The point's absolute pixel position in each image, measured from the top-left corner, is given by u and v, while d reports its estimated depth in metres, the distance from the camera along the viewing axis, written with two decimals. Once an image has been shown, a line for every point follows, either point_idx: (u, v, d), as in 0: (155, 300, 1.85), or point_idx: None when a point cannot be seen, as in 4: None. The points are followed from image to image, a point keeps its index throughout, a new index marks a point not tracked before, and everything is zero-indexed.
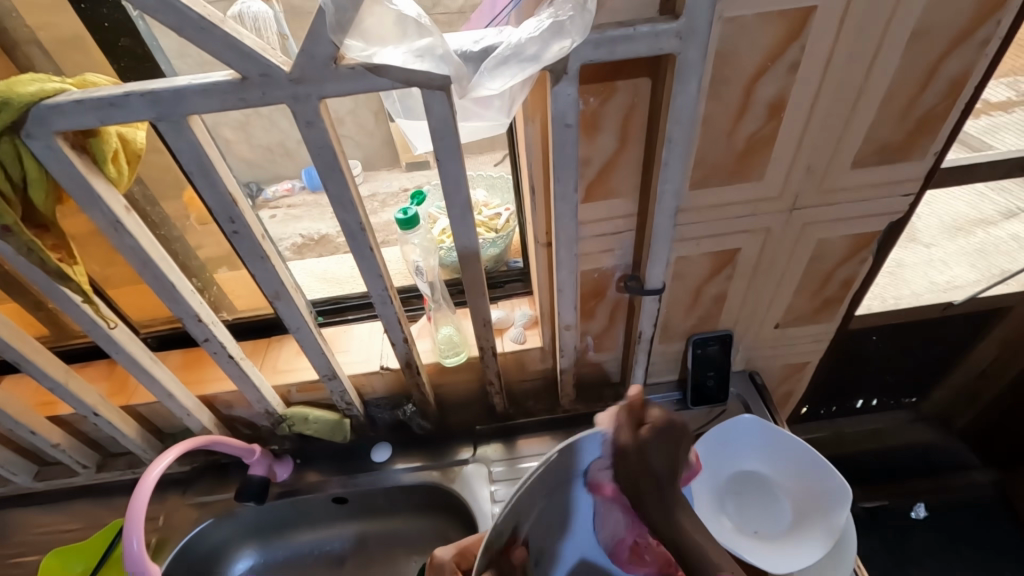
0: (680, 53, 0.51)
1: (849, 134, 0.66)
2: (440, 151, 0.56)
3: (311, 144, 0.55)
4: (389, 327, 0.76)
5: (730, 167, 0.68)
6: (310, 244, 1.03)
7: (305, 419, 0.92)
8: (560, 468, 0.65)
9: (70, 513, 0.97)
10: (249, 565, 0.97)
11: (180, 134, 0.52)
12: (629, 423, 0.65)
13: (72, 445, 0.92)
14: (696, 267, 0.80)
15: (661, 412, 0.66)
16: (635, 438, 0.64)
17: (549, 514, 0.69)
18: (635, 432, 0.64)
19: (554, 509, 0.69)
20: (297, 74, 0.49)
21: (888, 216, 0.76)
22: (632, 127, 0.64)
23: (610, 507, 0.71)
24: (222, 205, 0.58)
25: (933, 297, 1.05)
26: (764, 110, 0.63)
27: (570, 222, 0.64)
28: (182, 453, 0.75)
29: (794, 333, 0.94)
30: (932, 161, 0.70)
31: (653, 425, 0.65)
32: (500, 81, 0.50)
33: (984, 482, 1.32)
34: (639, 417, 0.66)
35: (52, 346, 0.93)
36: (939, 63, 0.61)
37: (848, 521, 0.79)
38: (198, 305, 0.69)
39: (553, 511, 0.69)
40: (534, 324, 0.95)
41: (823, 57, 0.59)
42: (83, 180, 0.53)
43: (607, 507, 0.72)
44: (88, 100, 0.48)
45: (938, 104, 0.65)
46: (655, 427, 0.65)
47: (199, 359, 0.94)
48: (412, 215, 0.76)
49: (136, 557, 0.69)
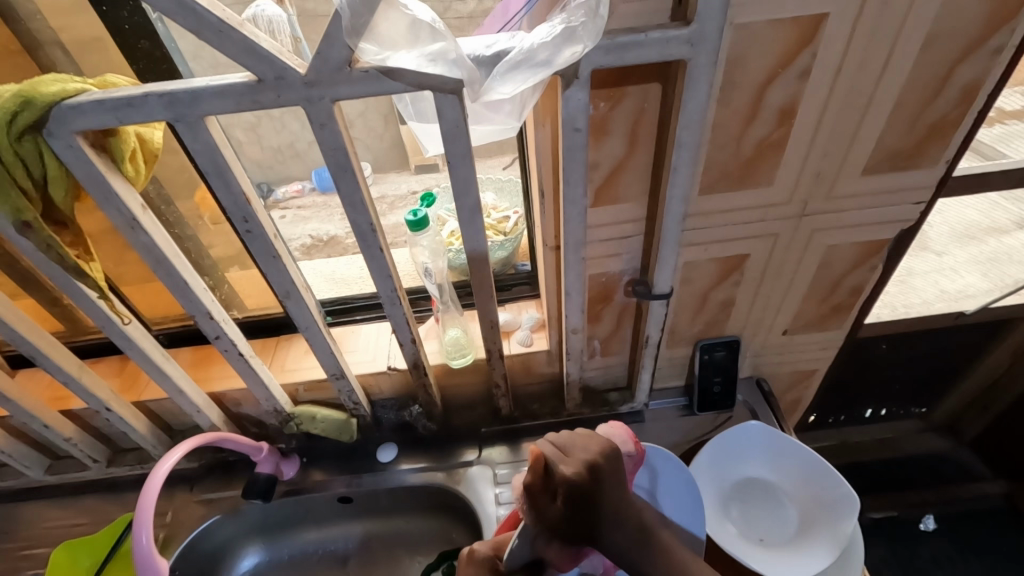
0: (690, 59, 0.51)
1: (859, 140, 0.66)
2: (450, 154, 0.57)
3: (324, 146, 0.55)
4: (397, 328, 0.77)
5: (739, 172, 0.68)
6: (319, 245, 1.04)
7: (313, 418, 0.93)
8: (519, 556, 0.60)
9: (80, 507, 0.98)
10: (254, 562, 0.98)
11: (196, 134, 0.53)
12: (536, 498, 0.57)
13: (83, 439, 0.93)
14: (704, 272, 0.80)
15: (571, 468, 0.58)
16: (552, 511, 0.57)
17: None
18: (554, 498, 0.57)
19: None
20: (311, 77, 0.50)
21: (898, 223, 0.75)
22: (642, 132, 0.64)
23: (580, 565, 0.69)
24: (235, 204, 0.59)
25: (944, 305, 1.05)
26: (774, 115, 0.63)
27: (578, 226, 0.64)
28: (190, 449, 0.76)
29: (802, 340, 0.94)
30: (943, 168, 0.70)
31: (566, 486, 0.56)
32: (511, 86, 0.50)
33: (998, 494, 1.30)
34: (550, 482, 0.57)
35: (66, 341, 0.94)
36: (952, 70, 0.61)
37: (854, 530, 0.78)
38: (210, 303, 0.70)
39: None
40: (541, 327, 0.95)
41: (834, 64, 0.59)
42: (102, 178, 0.54)
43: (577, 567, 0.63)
44: (108, 100, 0.49)
45: (950, 112, 0.64)
46: (568, 488, 0.56)
47: (209, 357, 0.95)
48: (421, 217, 0.76)
49: (145, 551, 0.70)
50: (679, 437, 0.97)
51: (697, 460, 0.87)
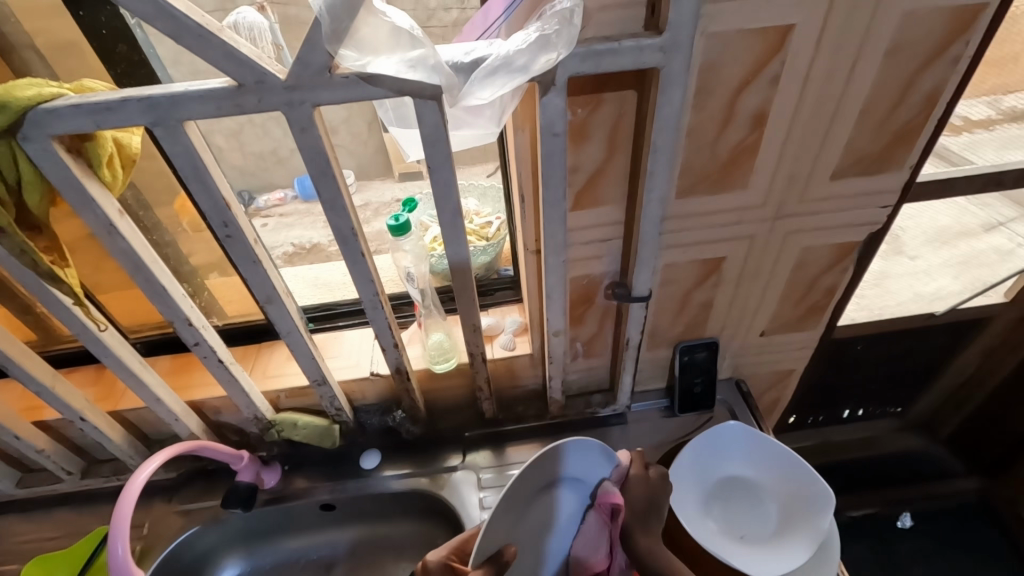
0: (664, 66, 0.53)
1: (829, 146, 0.68)
2: (431, 159, 0.57)
3: (304, 151, 0.56)
4: (380, 332, 0.77)
5: (715, 176, 0.70)
6: (302, 253, 1.04)
7: (294, 425, 0.92)
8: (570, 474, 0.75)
9: (52, 521, 0.95)
10: (234, 574, 0.96)
11: (175, 139, 0.53)
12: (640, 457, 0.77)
13: (57, 451, 0.91)
14: (682, 275, 0.82)
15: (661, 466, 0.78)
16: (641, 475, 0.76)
17: (535, 508, 0.73)
18: (644, 469, 0.76)
19: (540, 508, 0.74)
20: (292, 82, 0.50)
21: (868, 226, 0.78)
22: (619, 137, 0.65)
23: (598, 524, 0.76)
24: (215, 209, 0.59)
25: (917, 307, 1.08)
26: (748, 121, 0.65)
27: (559, 229, 0.65)
28: (168, 458, 0.75)
29: (779, 341, 0.96)
30: (908, 172, 0.73)
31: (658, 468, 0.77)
32: (490, 91, 0.51)
33: (969, 489, 1.35)
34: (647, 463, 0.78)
35: (39, 350, 0.92)
36: (914, 78, 0.63)
37: (831, 525, 0.80)
38: (189, 309, 0.70)
39: (537, 512, 0.74)
40: (523, 330, 0.96)
41: (802, 71, 0.61)
42: (78, 183, 0.54)
43: (598, 532, 0.76)
44: (86, 104, 0.49)
45: (912, 119, 0.67)
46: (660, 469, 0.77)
47: (188, 364, 0.94)
48: (403, 221, 0.77)
49: (121, 563, 0.68)
50: (662, 439, 0.97)
51: (681, 462, 0.88)
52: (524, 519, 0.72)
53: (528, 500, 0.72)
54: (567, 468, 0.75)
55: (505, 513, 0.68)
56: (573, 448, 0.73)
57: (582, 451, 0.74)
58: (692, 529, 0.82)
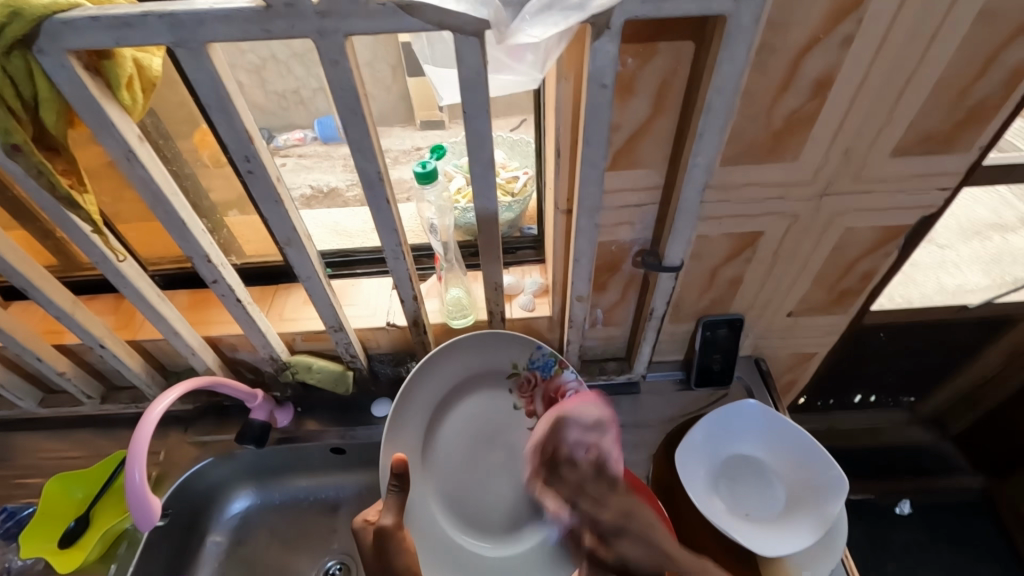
0: (732, 16, 0.48)
1: (894, 121, 0.63)
2: (467, 104, 0.54)
3: (334, 85, 0.52)
4: (400, 283, 0.75)
5: (763, 145, 0.66)
6: (319, 196, 0.98)
7: (309, 368, 0.92)
8: (470, 421, 0.86)
9: (77, 441, 0.99)
10: (245, 505, 0.99)
11: (198, 63, 0.50)
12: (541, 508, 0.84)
13: (78, 375, 0.92)
14: (714, 248, 0.78)
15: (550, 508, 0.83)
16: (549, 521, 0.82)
17: (452, 453, 0.85)
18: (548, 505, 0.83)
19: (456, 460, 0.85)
20: (324, 7, 0.46)
21: (920, 210, 0.73)
22: (668, 94, 0.61)
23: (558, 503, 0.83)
24: (237, 142, 0.56)
25: (944, 300, 1.04)
26: (810, 86, 0.60)
27: (594, 190, 0.62)
28: (185, 392, 0.75)
29: (806, 323, 0.93)
30: (976, 155, 0.67)
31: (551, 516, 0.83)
32: (541, 29, 0.46)
33: (975, 486, 1.33)
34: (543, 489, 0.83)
35: (60, 276, 0.93)
36: (1002, 48, 0.57)
37: (841, 511, 0.79)
38: (208, 245, 0.68)
39: (464, 465, 0.85)
40: (544, 293, 0.93)
41: (879, 34, 0.56)
42: (96, 104, 0.51)
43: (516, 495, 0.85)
44: (104, 18, 0.46)
45: (993, 95, 0.61)
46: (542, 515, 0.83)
47: (205, 301, 0.93)
48: (431, 170, 0.72)
49: (137, 489, 0.70)
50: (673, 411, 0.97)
51: (692, 435, 0.87)
52: (429, 514, 0.82)
53: (446, 471, 0.84)
54: (449, 418, 0.86)
55: (432, 511, 0.82)
56: (419, 382, 0.81)
57: (457, 350, 0.83)
58: (700, 502, 0.81)
